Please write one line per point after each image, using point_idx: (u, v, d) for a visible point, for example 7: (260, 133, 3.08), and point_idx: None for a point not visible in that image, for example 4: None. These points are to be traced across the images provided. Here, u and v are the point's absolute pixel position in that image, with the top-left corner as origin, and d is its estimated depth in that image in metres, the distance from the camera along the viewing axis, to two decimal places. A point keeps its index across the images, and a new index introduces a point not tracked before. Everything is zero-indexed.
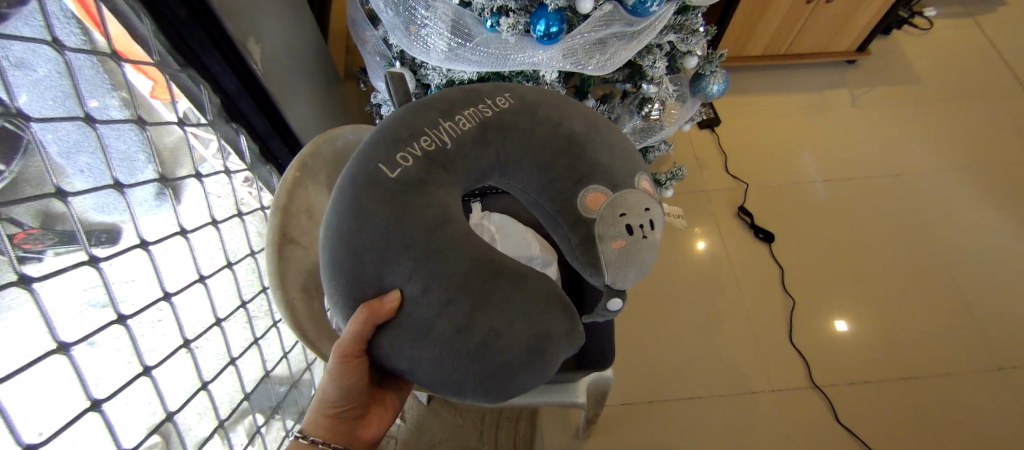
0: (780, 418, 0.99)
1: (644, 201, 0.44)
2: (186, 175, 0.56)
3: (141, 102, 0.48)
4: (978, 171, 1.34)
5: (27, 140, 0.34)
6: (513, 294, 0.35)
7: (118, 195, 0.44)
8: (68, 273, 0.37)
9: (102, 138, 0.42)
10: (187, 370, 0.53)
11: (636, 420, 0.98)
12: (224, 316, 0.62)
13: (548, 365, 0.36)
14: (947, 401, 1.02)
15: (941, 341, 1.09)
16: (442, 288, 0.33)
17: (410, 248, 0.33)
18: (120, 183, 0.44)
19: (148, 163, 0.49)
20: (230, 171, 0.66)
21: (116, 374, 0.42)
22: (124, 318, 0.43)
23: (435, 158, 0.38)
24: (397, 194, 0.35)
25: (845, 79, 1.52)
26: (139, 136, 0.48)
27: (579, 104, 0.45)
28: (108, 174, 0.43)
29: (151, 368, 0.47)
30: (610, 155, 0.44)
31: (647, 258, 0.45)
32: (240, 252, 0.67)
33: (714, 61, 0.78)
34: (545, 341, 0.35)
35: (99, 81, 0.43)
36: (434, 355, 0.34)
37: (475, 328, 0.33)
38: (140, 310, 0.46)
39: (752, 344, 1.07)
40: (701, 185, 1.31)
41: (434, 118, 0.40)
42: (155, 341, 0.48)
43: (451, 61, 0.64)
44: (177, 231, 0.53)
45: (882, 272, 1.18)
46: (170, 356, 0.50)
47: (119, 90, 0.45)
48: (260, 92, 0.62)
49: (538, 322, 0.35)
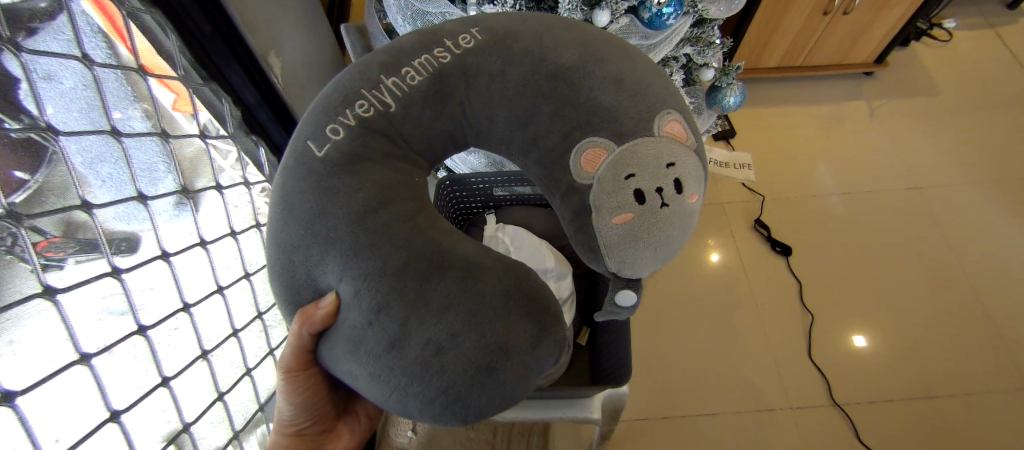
0: (800, 438, 0.96)
1: (662, 155, 0.38)
2: (205, 186, 0.56)
3: (162, 113, 0.49)
4: (1002, 183, 1.30)
5: (54, 151, 0.35)
6: (457, 297, 0.31)
7: (139, 206, 0.45)
8: (90, 284, 0.38)
9: (125, 151, 0.43)
10: (204, 380, 0.54)
11: (650, 437, 0.95)
12: (240, 327, 0.62)
13: (509, 385, 0.31)
14: (975, 423, 0.98)
15: (970, 362, 1.04)
16: (374, 291, 0.30)
17: (338, 242, 0.31)
18: (142, 195, 0.45)
19: (169, 173, 0.50)
20: (249, 182, 0.67)
21: (134, 385, 0.43)
22: (143, 329, 0.44)
23: (372, 125, 0.36)
24: (323, 177, 0.33)
25: (862, 90, 1.50)
26: (161, 148, 0.49)
27: (571, 29, 0.39)
28: (131, 185, 0.44)
29: (169, 379, 0.47)
30: (610, 93, 0.37)
31: (666, 234, 0.39)
32: (258, 262, 0.68)
33: (730, 73, 0.77)
34: (498, 355, 0.30)
35: (124, 93, 0.43)
36: (371, 371, 0.30)
37: (411, 340, 0.30)
38: (159, 320, 0.46)
39: (770, 360, 1.04)
40: (716, 196, 1.29)
41: (375, 75, 0.37)
42: (173, 350, 0.48)
43: None
44: (196, 242, 0.53)
45: (904, 286, 1.15)
46: (188, 366, 0.51)
47: (147, 102, 0.46)
48: (279, 104, 0.63)
49: (486, 332, 0.30)
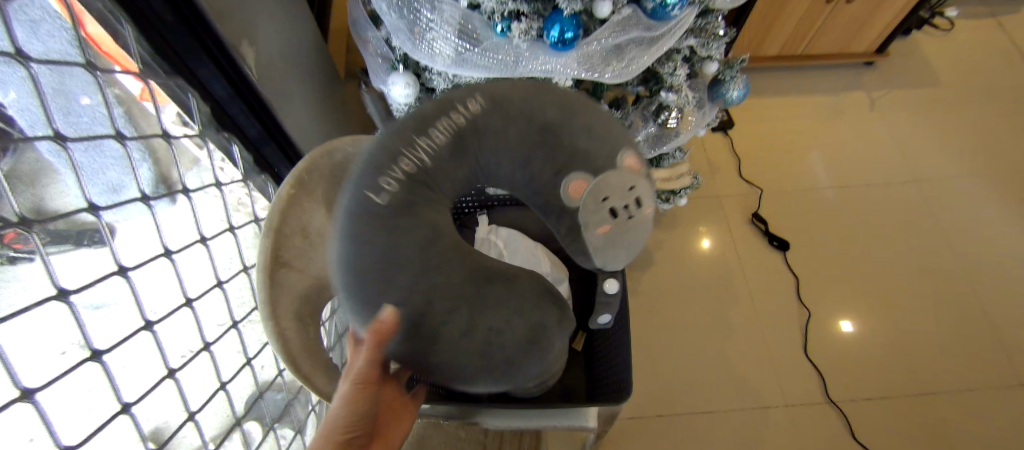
0: (793, 433, 0.96)
1: (629, 179, 0.37)
2: (173, 191, 0.51)
3: (131, 103, 0.45)
4: (998, 176, 1.30)
5: (19, 137, 0.31)
6: (507, 295, 0.37)
7: (91, 219, 0.38)
8: (33, 311, 0.31)
9: (73, 160, 0.37)
10: (172, 403, 0.48)
11: (644, 436, 0.95)
12: (213, 340, 0.56)
13: (544, 350, 0.40)
14: (964, 419, 0.99)
15: (960, 358, 1.06)
16: (444, 302, 0.34)
17: (405, 276, 0.33)
18: (95, 206, 0.39)
19: (126, 175, 0.43)
20: (221, 184, 0.61)
21: (86, 416, 0.36)
22: (98, 354, 0.38)
23: (417, 182, 0.35)
24: (390, 221, 0.33)
25: (862, 80, 1.48)
26: (118, 150, 0.43)
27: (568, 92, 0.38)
28: (81, 195, 0.38)
29: (130, 405, 0.41)
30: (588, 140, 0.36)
31: (633, 241, 0.41)
32: (232, 268, 0.62)
33: (733, 67, 0.75)
34: (540, 330, 0.39)
35: (85, 78, 0.39)
36: (447, 359, 0.36)
37: (477, 330, 0.36)
38: (115, 344, 0.40)
39: (765, 356, 1.04)
40: (714, 189, 1.27)
41: (409, 136, 0.35)
42: (133, 374, 0.42)
43: (457, 67, 0.57)
44: (160, 253, 0.47)
45: (899, 282, 1.15)
46: (152, 388, 0.44)
47: (100, 92, 0.40)
48: (254, 97, 0.58)
49: (532, 315, 0.39)
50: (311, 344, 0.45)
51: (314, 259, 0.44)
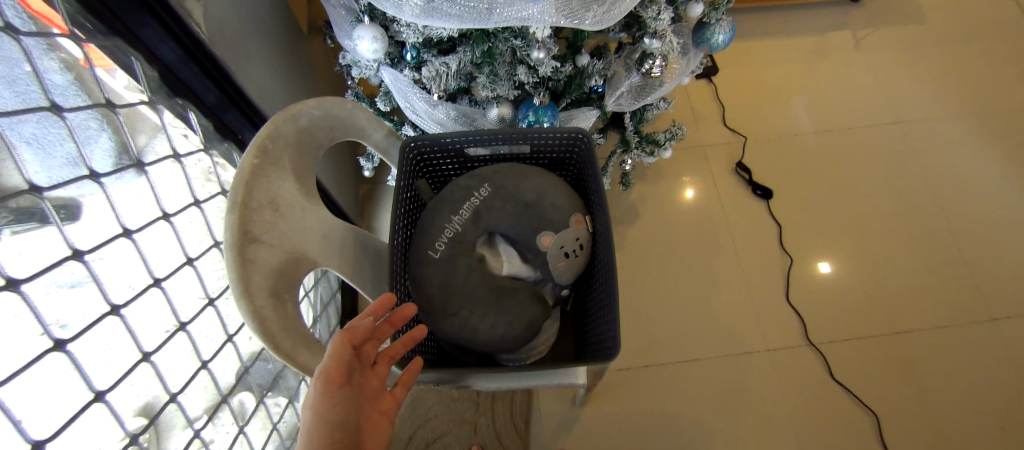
0: (772, 373, 1.03)
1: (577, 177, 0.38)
2: (128, 163, 0.44)
3: (75, 69, 0.38)
4: (974, 113, 1.32)
5: None
6: None
7: (37, 204, 0.32)
8: None
9: (7, 140, 0.29)
10: (152, 387, 0.44)
11: (633, 384, 1.01)
12: (188, 319, 0.52)
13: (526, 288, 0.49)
14: (927, 348, 1.07)
15: (926, 291, 1.13)
16: None
17: None
18: (36, 188, 0.32)
19: (71, 152, 0.37)
20: (181, 154, 0.54)
21: (58, 408, 0.33)
22: (62, 345, 0.33)
23: None
24: None
25: (847, 19, 1.44)
26: (60, 125, 0.36)
27: None
28: (19, 176, 0.30)
29: (104, 394, 0.37)
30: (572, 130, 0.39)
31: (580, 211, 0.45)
32: (202, 245, 0.57)
33: (720, 7, 0.70)
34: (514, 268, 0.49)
35: (11, 50, 0.31)
36: None
37: None
38: (80, 333, 0.35)
39: (745, 302, 1.09)
40: (698, 139, 1.26)
41: None
42: (107, 361, 0.38)
43: (428, 18, 0.51)
44: (120, 233, 0.41)
45: (875, 223, 1.19)
46: (128, 374, 0.41)
47: (24, 58, 0.32)
48: (206, 58, 0.54)
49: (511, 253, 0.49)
50: (290, 320, 0.41)
51: (286, 231, 0.43)
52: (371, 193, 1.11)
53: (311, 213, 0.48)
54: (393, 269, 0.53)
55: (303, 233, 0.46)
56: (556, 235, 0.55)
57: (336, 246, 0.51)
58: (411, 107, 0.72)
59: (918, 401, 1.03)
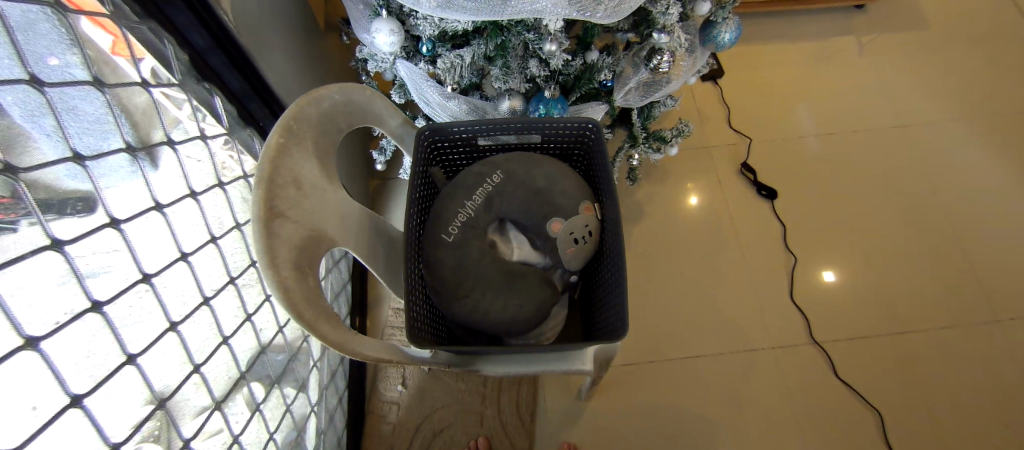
0: (778, 371, 1.03)
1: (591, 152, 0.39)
2: (160, 141, 0.47)
3: (99, 59, 0.39)
4: (979, 117, 1.33)
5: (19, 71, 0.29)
6: None
7: (80, 170, 0.34)
8: (29, 262, 0.28)
9: (54, 108, 0.32)
10: (178, 354, 0.45)
11: (639, 380, 1.02)
12: (211, 294, 0.53)
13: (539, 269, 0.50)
14: (935, 349, 1.07)
15: (932, 293, 1.13)
16: None
17: None
18: (78, 155, 0.35)
19: (109, 127, 0.39)
20: (206, 135, 0.57)
21: (94, 365, 0.34)
22: (99, 306, 0.35)
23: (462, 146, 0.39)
24: None
25: (851, 23, 1.46)
26: (99, 100, 0.38)
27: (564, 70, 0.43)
28: (65, 144, 0.33)
29: (135, 356, 0.39)
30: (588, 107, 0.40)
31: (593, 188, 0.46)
32: (225, 224, 0.59)
33: (726, 7, 0.72)
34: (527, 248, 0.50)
35: (57, 35, 0.34)
36: None
37: None
38: (115, 295, 0.37)
39: (750, 301, 1.10)
40: (703, 140, 1.28)
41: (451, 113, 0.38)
42: (138, 325, 0.40)
43: (444, 9, 0.53)
44: (151, 206, 0.43)
45: (880, 225, 1.20)
46: (156, 341, 0.42)
47: (69, 32, 0.35)
48: (232, 46, 0.57)
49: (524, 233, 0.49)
50: (311, 294, 0.42)
51: (308, 209, 0.45)
52: (382, 187, 1.13)
53: (330, 194, 0.49)
54: (409, 251, 0.54)
55: (323, 212, 0.48)
56: (565, 221, 0.57)
57: (353, 228, 0.53)
58: (424, 99, 0.74)
59: (926, 402, 1.02)
